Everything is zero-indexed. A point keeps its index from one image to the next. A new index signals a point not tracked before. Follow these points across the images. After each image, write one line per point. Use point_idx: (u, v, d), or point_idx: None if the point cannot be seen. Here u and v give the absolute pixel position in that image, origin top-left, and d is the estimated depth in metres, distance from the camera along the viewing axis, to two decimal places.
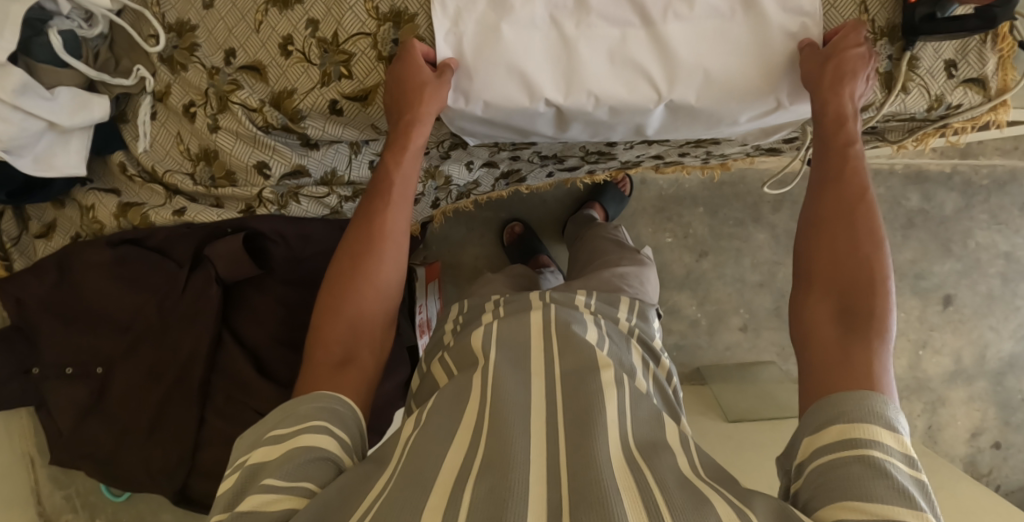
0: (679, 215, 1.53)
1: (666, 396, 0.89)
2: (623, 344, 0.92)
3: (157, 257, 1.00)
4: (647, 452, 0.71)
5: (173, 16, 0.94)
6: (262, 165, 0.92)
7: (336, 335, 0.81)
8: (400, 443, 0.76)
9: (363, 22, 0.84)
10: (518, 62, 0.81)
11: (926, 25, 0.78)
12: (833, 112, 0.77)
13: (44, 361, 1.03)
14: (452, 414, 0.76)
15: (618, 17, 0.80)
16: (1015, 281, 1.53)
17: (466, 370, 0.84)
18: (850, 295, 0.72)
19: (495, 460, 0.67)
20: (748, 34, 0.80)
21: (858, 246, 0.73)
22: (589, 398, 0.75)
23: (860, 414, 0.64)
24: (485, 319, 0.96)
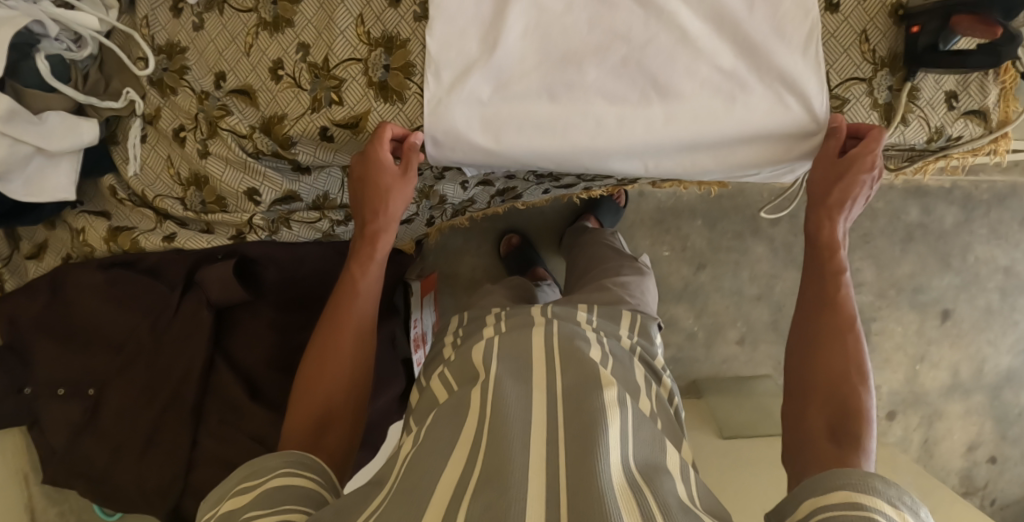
0: (677, 228, 1.51)
1: (669, 419, 0.87)
2: (627, 366, 0.90)
3: (147, 279, 0.97)
4: (649, 475, 0.70)
5: (162, 38, 0.93)
6: (252, 192, 0.91)
7: (308, 407, 0.82)
8: (398, 461, 0.76)
9: (354, 47, 0.86)
10: (511, 132, 0.85)
11: (929, 54, 0.78)
12: (825, 240, 0.82)
13: (36, 380, 1.00)
14: (450, 430, 0.76)
15: (614, 91, 0.83)
16: (1014, 296, 1.52)
17: (466, 384, 0.84)
18: (834, 393, 0.74)
19: (494, 474, 0.67)
20: (742, 112, 0.83)
21: (844, 368, 0.75)
22: (592, 413, 0.74)
23: (868, 487, 0.64)
24: (487, 331, 0.94)
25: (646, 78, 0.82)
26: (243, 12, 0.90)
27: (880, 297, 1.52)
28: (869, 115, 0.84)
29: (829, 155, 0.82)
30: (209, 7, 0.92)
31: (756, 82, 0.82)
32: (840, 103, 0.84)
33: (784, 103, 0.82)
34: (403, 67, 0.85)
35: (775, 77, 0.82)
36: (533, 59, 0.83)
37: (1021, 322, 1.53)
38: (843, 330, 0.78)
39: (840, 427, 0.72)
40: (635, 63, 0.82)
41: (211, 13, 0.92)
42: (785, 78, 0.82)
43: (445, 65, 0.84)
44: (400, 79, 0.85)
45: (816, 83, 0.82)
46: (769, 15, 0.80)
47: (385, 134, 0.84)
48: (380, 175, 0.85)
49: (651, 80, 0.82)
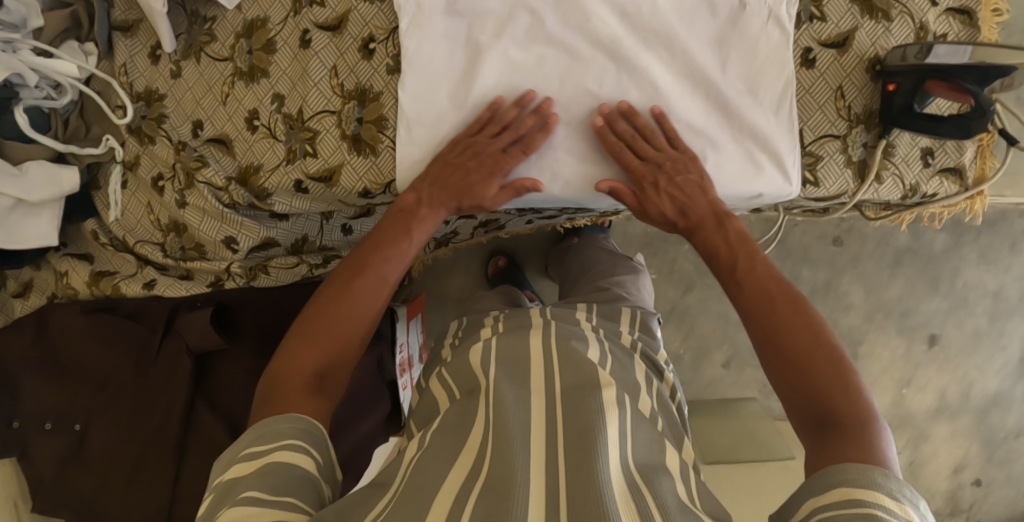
0: (665, 250, 1.51)
1: (671, 418, 0.82)
2: (625, 365, 0.85)
3: (130, 323, 0.99)
4: (648, 475, 0.68)
5: (141, 85, 0.94)
6: (230, 240, 0.92)
7: (324, 352, 0.75)
8: (400, 467, 0.74)
9: (328, 99, 0.87)
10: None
11: (903, 114, 0.78)
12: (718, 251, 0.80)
13: (22, 414, 0.99)
14: (449, 444, 0.74)
15: (583, 150, 0.85)
16: (1003, 320, 1.51)
17: (466, 395, 0.81)
18: (812, 380, 0.68)
19: (497, 481, 0.66)
20: (713, 169, 0.84)
21: (807, 357, 0.69)
22: (586, 414, 0.72)
23: (863, 480, 0.59)
24: (484, 333, 0.90)
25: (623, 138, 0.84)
26: (219, 60, 0.91)
27: (867, 320, 1.52)
28: (843, 173, 0.84)
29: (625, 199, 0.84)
30: (187, 55, 0.92)
31: (726, 139, 0.84)
32: (813, 161, 0.84)
33: (754, 161, 0.84)
34: (376, 120, 0.86)
35: (743, 134, 0.84)
36: (506, 116, 0.85)
37: (1010, 346, 1.52)
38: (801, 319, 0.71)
39: (822, 418, 0.66)
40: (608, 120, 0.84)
41: (188, 61, 0.92)
42: (756, 136, 0.83)
43: (415, 121, 0.85)
44: (373, 132, 0.86)
45: (786, 143, 0.83)
46: (743, 72, 0.83)
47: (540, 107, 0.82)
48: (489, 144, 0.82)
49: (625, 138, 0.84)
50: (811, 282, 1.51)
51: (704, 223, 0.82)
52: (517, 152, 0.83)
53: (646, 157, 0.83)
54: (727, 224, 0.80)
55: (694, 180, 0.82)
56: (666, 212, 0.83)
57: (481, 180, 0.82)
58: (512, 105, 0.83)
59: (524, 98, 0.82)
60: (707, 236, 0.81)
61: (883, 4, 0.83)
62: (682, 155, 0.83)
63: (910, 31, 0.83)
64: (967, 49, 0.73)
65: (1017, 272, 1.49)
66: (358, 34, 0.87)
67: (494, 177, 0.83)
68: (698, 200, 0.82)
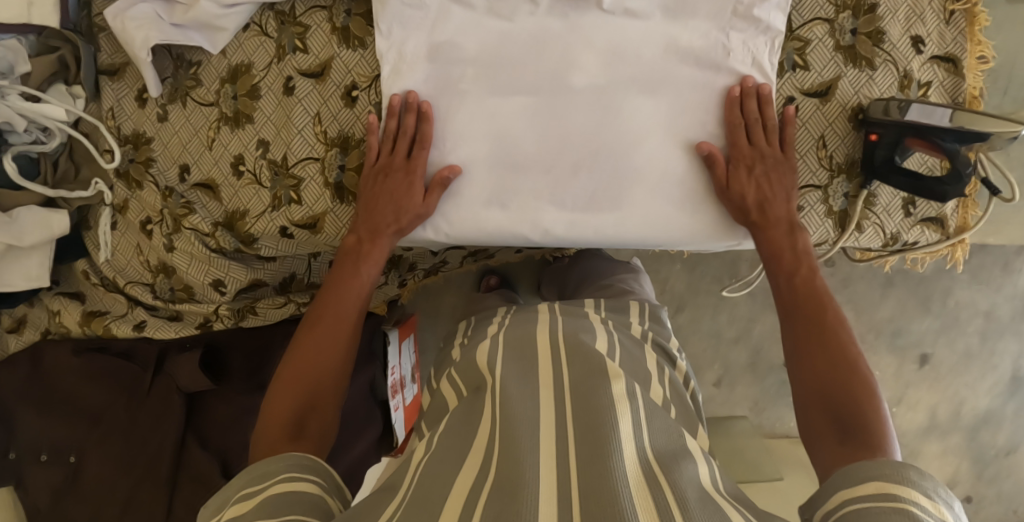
0: (656, 271, 1.48)
1: (684, 405, 0.82)
2: (635, 356, 0.85)
3: (122, 361, 1.01)
4: (667, 462, 0.66)
5: (128, 128, 0.95)
6: (217, 283, 0.94)
7: (297, 390, 0.76)
8: (409, 469, 0.73)
9: (312, 146, 0.88)
10: (474, 235, 0.87)
11: (884, 166, 0.81)
12: (774, 252, 0.82)
13: (20, 445, 1.00)
14: (459, 443, 0.73)
15: (566, 200, 0.85)
16: (994, 339, 1.49)
17: (473, 391, 0.79)
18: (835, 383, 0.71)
19: (505, 481, 0.64)
20: (690, 217, 0.85)
21: (835, 360, 0.73)
22: (597, 408, 0.70)
23: (896, 476, 0.60)
24: (490, 330, 0.89)
25: (605, 187, 0.84)
26: (205, 105, 0.92)
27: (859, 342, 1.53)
28: (824, 222, 0.86)
29: (720, 177, 0.82)
30: (173, 98, 0.93)
31: (706, 187, 0.84)
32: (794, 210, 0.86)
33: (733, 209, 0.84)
34: (358, 168, 0.87)
35: None
36: (486, 163, 0.85)
37: (1002, 365, 1.50)
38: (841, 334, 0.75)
39: (850, 425, 0.68)
40: (589, 167, 0.84)
41: (174, 105, 0.93)
42: None
43: None
44: (356, 180, 0.87)
45: None
46: (725, 120, 0.83)
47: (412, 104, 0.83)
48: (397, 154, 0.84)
49: (607, 186, 0.84)
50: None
51: (773, 224, 0.82)
52: (419, 152, 0.84)
53: (756, 143, 0.82)
54: (797, 234, 0.82)
55: (781, 182, 0.82)
56: (746, 197, 0.82)
57: (406, 191, 0.84)
58: (388, 116, 0.85)
59: (392, 105, 0.83)
60: (771, 235, 0.82)
61: (867, 53, 0.84)
62: (784, 156, 0.82)
63: (894, 80, 0.84)
64: (945, 113, 0.75)
65: (1010, 292, 1.46)
66: (341, 81, 0.87)
67: (415, 183, 0.84)
68: (778, 202, 0.82)
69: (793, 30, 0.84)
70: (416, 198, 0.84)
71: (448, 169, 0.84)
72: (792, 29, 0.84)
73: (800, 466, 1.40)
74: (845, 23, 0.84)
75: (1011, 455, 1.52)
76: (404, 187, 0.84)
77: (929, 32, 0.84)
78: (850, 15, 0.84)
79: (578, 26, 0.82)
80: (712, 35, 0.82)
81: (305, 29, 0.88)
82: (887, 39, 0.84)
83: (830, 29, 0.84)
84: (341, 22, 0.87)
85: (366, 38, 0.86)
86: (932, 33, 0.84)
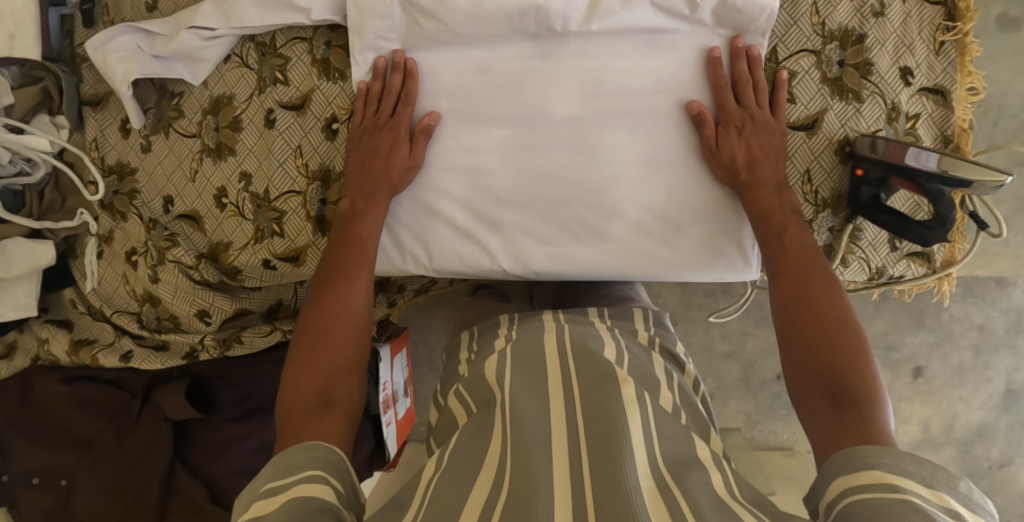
0: (648, 285, 1.38)
1: (695, 411, 0.75)
2: (644, 362, 0.77)
3: (110, 388, 1.02)
4: (679, 470, 0.62)
5: (112, 158, 0.95)
6: (202, 312, 0.95)
7: (317, 366, 0.73)
8: (420, 485, 0.67)
9: (294, 180, 0.88)
10: (452, 267, 0.88)
11: (871, 203, 0.81)
12: (763, 209, 0.79)
13: (10, 470, 1.02)
14: (473, 453, 0.67)
15: (547, 235, 0.85)
16: (988, 353, 1.32)
17: (482, 408, 0.72)
18: (834, 344, 0.70)
19: (521, 494, 0.60)
20: (673, 252, 0.84)
21: (834, 321, 0.71)
22: (608, 419, 0.65)
23: (896, 465, 0.57)
24: (499, 343, 0.81)
25: (588, 220, 0.84)
26: (187, 136, 0.91)
27: None
28: None
29: (708, 135, 0.80)
30: (155, 129, 0.93)
31: (689, 222, 0.83)
32: None
33: (717, 244, 0.84)
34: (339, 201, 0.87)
35: (698, 217, 0.83)
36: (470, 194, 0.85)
37: (996, 377, 1.33)
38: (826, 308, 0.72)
39: (845, 389, 0.67)
40: (568, 202, 0.84)
41: (157, 136, 0.93)
42: (721, 219, 0.83)
43: None
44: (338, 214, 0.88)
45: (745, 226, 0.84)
46: None
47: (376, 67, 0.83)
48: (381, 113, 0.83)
49: (588, 220, 0.84)
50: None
51: (764, 185, 0.80)
52: (403, 108, 0.82)
53: (744, 103, 0.80)
54: (785, 195, 0.80)
55: (773, 143, 0.81)
56: (736, 156, 0.79)
57: (392, 146, 0.82)
58: (373, 79, 0.84)
59: (377, 67, 0.83)
60: (760, 195, 0.79)
61: (854, 85, 0.82)
62: (773, 119, 0.81)
63: (882, 112, 0.82)
64: (932, 157, 0.73)
65: (1005, 305, 1.28)
66: (321, 113, 0.87)
67: (401, 137, 0.82)
68: (767, 164, 0.80)
69: (778, 62, 0.83)
70: (403, 152, 0.82)
71: (427, 116, 0.82)
72: (777, 60, 0.83)
73: (791, 481, 1.30)
74: (832, 54, 0.82)
75: (1004, 468, 1.37)
76: (390, 143, 0.82)
77: (918, 63, 0.82)
78: (837, 46, 0.82)
79: (558, 59, 0.82)
80: (693, 67, 0.81)
81: (285, 61, 0.87)
82: (874, 71, 0.82)
83: (817, 61, 0.83)
84: (320, 54, 0.86)
85: (346, 70, 0.86)
86: (921, 64, 0.82)
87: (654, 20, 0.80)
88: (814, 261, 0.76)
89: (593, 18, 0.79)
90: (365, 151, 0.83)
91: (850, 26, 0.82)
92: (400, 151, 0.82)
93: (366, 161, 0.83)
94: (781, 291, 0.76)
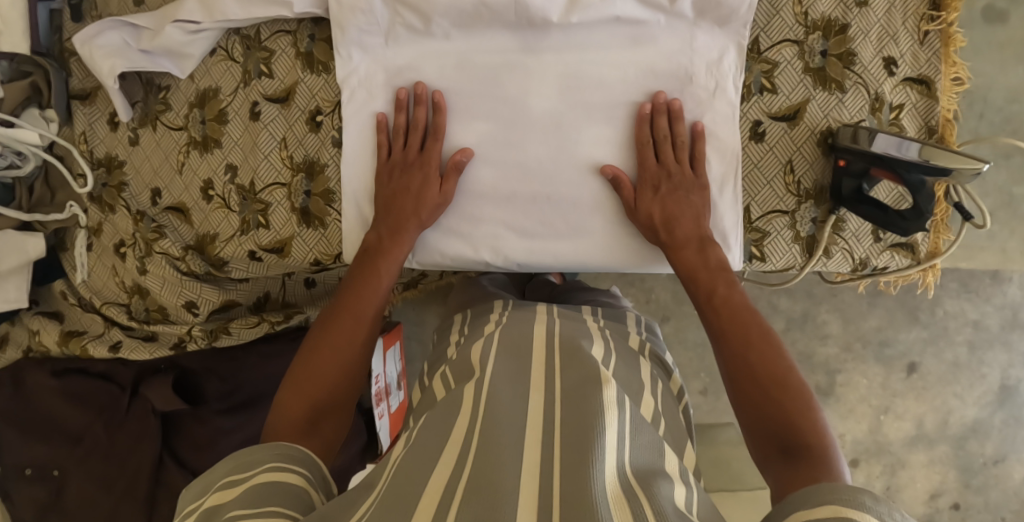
0: (642, 280, 1.35)
1: (676, 422, 0.76)
2: (632, 364, 0.79)
3: (99, 381, 1.03)
4: (647, 479, 0.60)
5: (101, 151, 0.97)
6: (190, 304, 0.96)
7: (306, 390, 0.73)
8: (388, 464, 0.67)
9: (278, 171, 0.88)
10: (438, 261, 0.88)
11: (852, 195, 0.81)
12: (689, 271, 0.79)
13: (4, 461, 1.02)
14: (440, 430, 0.67)
15: (527, 228, 0.85)
16: (983, 349, 1.27)
17: (461, 381, 0.74)
18: (774, 405, 0.67)
19: (474, 481, 0.58)
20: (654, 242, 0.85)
21: (773, 379, 0.69)
22: (584, 417, 0.64)
23: (853, 500, 0.54)
24: (488, 327, 0.82)
25: (571, 214, 0.84)
26: (174, 129, 0.92)
27: (845, 350, 1.31)
28: (791, 248, 0.85)
29: (629, 198, 0.81)
30: (143, 123, 0.94)
31: None
32: (760, 236, 0.85)
33: None
34: (323, 193, 0.88)
35: None
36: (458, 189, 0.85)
37: (991, 374, 1.28)
38: (762, 359, 0.70)
39: (791, 445, 0.65)
40: (549, 197, 0.84)
41: (145, 129, 0.94)
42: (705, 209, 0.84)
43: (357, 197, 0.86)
44: (321, 205, 0.88)
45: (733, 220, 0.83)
46: None
47: (405, 96, 0.83)
48: (411, 144, 0.83)
49: (568, 214, 0.84)
50: (787, 313, 1.31)
51: (685, 244, 0.80)
52: (432, 143, 0.83)
53: (664, 161, 0.81)
54: (708, 251, 0.80)
55: (693, 203, 0.81)
56: (653, 216, 0.81)
57: (423, 182, 0.82)
58: (396, 111, 0.84)
59: (399, 99, 0.83)
60: (682, 255, 0.80)
61: (837, 75, 0.82)
62: (693, 176, 0.81)
63: (865, 103, 0.82)
64: (913, 146, 0.73)
65: (1000, 301, 1.25)
66: (305, 105, 0.88)
67: (430, 175, 0.82)
68: (686, 221, 0.81)
69: (760, 52, 0.83)
70: (434, 188, 0.82)
71: (460, 152, 0.82)
72: (761, 51, 0.83)
73: None
74: (815, 44, 0.82)
75: (1000, 463, 1.29)
76: (420, 179, 0.82)
77: (903, 53, 0.81)
78: (820, 36, 0.82)
79: (539, 52, 0.82)
80: (674, 59, 0.81)
81: (270, 54, 0.87)
82: (858, 61, 0.81)
83: (799, 52, 0.82)
84: (305, 47, 0.87)
85: (329, 63, 0.86)
86: (905, 54, 0.81)
87: (634, 11, 0.80)
88: (751, 317, 0.74)
89: (573, 10, 0.79)
90: (393, 181, 0.83)
91: (833, 16, 0.81)
92: (435, 190, 0.82)
93: (396, 192, 0.83)
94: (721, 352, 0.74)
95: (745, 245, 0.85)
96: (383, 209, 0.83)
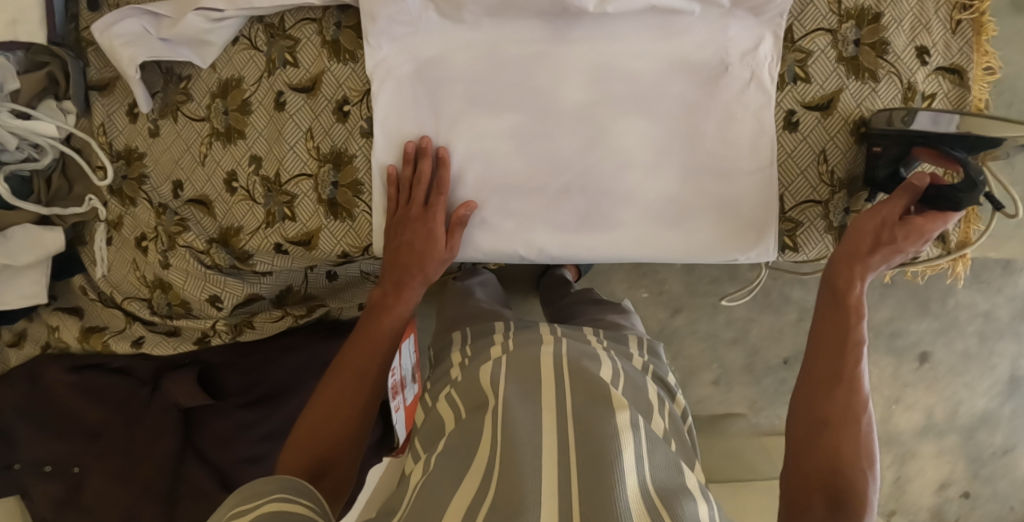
0: (654, 271, 1.33)
1: (684, 440, 0.76)
2: (640, 386, 0.78)
3: (118, 377, 1.02)
4: (670, 498, 0.60)
5: (120, 143, 0.95)
6: (214, 298, 0.95)
7: (310, 447, 0.75)
8: (409, 494, 0.67)
9: (305, 162, 0.87)
10: (468, 255, 0.88)
11: (887, 181, 0.81)
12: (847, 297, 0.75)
13: (22, 458, 1.01)
14: (471, 442, 0.67)
15: (556, 223, 0.85)
16: (994, 339, 1.28)
17: (473, 412, 0.71)
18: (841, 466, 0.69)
19: (506, 496, 0.60)
20: (684, 235, 0.85)
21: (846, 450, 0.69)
22: (601, 439, 0.63)
23: None
24: (494, 353, 0.79)
25: (603, 207, 0.84)
26: (196, 120, 0.91)
27: None
28: (824, 238, 0.86)
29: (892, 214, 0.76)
30: (164, 114, 0.92)
31: (703, 209, 0.84)
32: (793, 226, 0.86)
33: (733, 218, 0.84)
34: (352, 184, 0.87)
35: (714, 198, 0.84)
36: (491, 187, 0.85)
37: (1000, 364, 1.29)
38: (856, 407, 0.71)
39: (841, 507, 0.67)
40: (577, 191, 0.84)
41: (165, 120, 0.92)
42: (734, 198, 0.84)
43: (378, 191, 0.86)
44: (349, 196, 0.87)
45: (764, 211, 0.84)
46: (721, 136, 0.82)
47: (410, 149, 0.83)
48: (418, 200, 0.84)
49: (596, 210, 0.85)
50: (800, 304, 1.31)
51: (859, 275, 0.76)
52: (436, 197, 0.84)
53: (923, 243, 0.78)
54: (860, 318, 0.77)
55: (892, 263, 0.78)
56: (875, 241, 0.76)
57: (428, 237, 0.84)
58: (404, 163, 0.84)
59: (406, 152, 0.83)
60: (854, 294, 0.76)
61: (871, 64, 0.81)
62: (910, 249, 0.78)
63: (897, 92, 0.82)
64: (953, 118, 0.74)
65: (1011, 292, 1.25)
66: (332, 95, 0.86)
67: (436, 230, 0.84)
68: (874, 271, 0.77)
69: (794, 41, 0.82)
70: (440, 243, 0.84)
71: (463, 206, 0.84)
72: (794, 39, 0.82)
73: None
74: (848, 33, 0.81)
75: (1008, 453, 1.30)
76: (424, 235, 0.84)
77: (935, 42, 0.81)
78: (853, 24, 0.81)
79: (567, 42, 0.82)
80: (707, 50, 0.81)
81: (295, 43, 0.86)
82: (891, 50, 0.81)
83: (833, 40, 0.82)
84: (331, 35, 0.85)
85: (356, 51, 0.85)
86: (937, 43, 0.81)
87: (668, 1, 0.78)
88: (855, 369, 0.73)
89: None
90: (409, 243, 0.84)
91: (866, 4, 0.81)
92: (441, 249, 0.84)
93: (410, 253, 0.84)
94: (809, 387, 0.74)
95: (773, 242, 0.85)
96: (397, 266, 0.85)
